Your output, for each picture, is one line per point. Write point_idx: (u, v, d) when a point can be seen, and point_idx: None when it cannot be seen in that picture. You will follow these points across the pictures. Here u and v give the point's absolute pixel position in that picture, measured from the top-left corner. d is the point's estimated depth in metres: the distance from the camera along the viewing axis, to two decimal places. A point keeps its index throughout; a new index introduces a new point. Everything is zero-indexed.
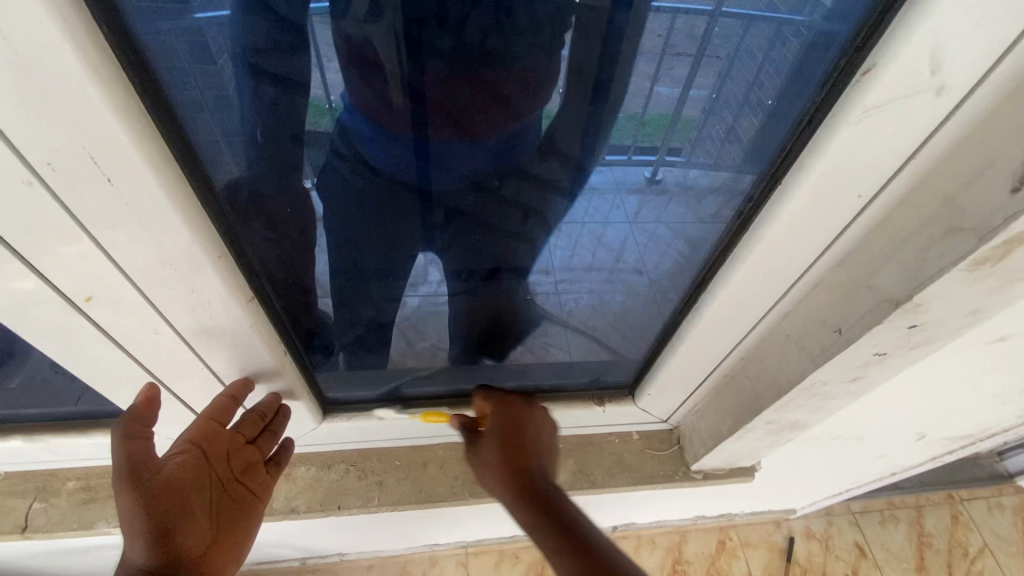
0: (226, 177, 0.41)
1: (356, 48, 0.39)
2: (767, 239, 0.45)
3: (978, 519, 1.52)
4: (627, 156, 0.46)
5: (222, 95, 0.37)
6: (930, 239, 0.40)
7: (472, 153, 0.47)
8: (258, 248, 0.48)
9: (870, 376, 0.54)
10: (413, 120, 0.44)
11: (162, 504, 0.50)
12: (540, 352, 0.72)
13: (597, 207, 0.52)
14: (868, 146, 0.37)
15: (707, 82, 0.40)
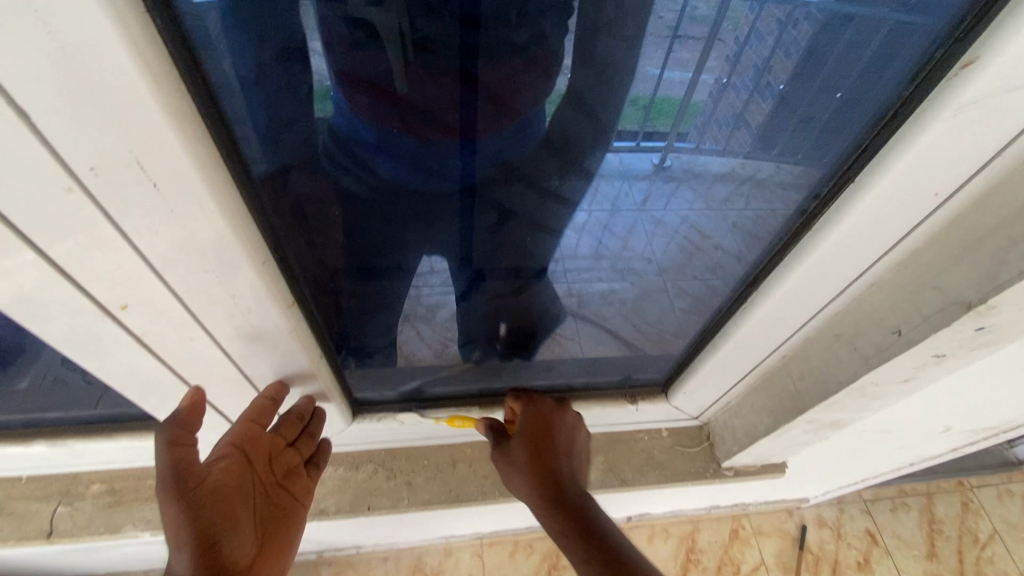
0: (262, 179, 0.39)
1: (351, 33, 0.35)
2: (832, 239, 0.44)
3: (988, 506, 1.53)
4: (635, 143, 0.43)
5: (230, 89, 0.33)
6: (1011, 240, 0.38)
7: (522, 149, 0.45)
8: (301, 250, 0.46)
9: (923, 376, 0.52)
10: (462, 117, 0.42)
11: (210, 509, 0.49)
12: (549, 345, 0.70)
13: (605, 194, 0.49)
14: (955, 143, 0.35)
15: (717, 66, 0.38)
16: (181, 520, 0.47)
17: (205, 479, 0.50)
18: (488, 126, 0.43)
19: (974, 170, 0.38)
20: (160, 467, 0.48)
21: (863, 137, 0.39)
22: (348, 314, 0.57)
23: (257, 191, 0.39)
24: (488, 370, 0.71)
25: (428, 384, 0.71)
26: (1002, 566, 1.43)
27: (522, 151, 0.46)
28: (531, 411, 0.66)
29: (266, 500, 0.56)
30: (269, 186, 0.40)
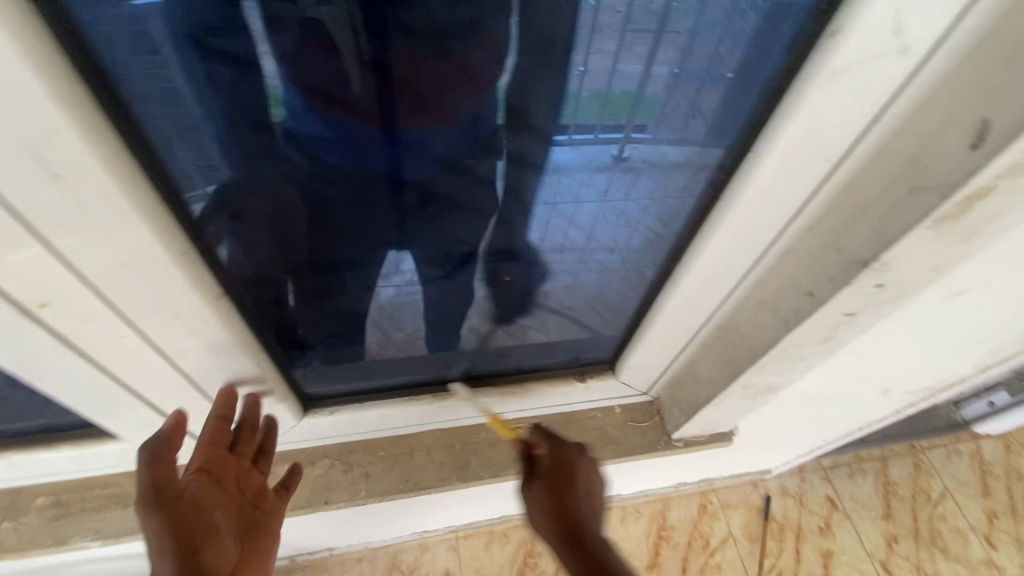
0: (190, 174, 0.40)
1: (310, 39, 0.37)
2: (740, 206, 0.46)
3: (938, 466, 1.61)
4: (593, 135, 0.48)
5: (170, 85, 0.35)
6: (895, 199, 0.41)
7: (444, 137, 0.48)
8: (232, 246, 0.47)
9: (840, 336, 0.56)
10: (381, 108, 0.43)
11: (193, 519, 0.48)
12: (519, 334, 0.74)
13: (567, 187, 0.53)
14: (834, 109, 0.38)
15: (669, 58, 0.41)
16: (165, 529, 0.46)
17: (185, 492, 0.49)
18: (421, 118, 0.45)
19: (856, 136, 0.41)
20: (139, 482, 0.48)
21: (756, 112, 0.41)
22: (283, 309, 0.58)
23: (189, 182, 0.40)
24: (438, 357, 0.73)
25: (381, 376, 0.72)
26: (952, 522, 1.51)
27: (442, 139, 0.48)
28: (553, 454, 0.64)
29: (241, 518, 0.55)
30: (204, 179, 0.41)
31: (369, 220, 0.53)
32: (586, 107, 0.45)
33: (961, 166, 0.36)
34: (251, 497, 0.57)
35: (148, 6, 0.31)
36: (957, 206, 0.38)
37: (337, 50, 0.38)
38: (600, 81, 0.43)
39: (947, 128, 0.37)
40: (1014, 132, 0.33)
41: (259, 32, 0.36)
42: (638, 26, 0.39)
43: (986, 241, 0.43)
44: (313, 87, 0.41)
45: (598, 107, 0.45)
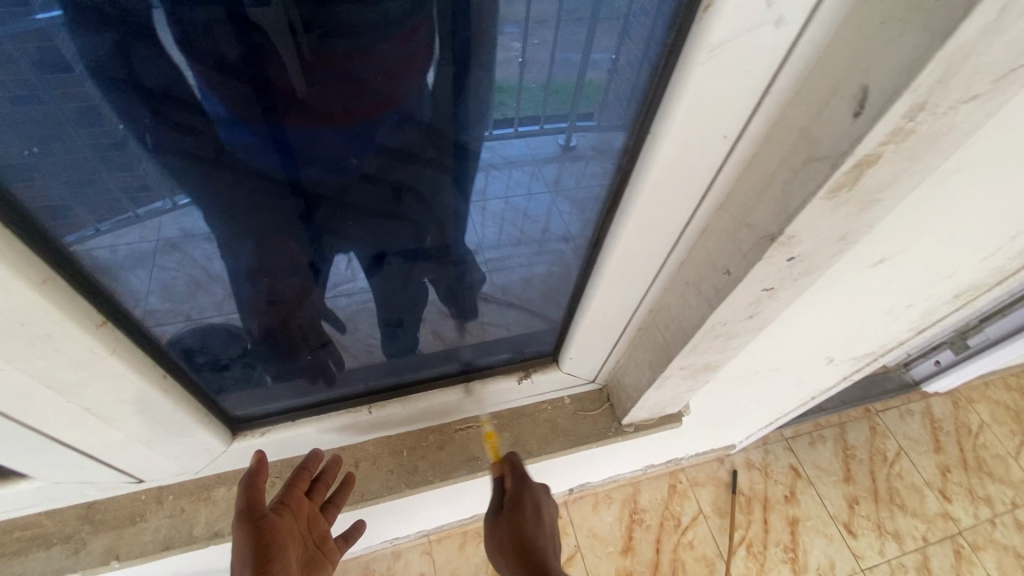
0: (114, 193, 0.40)
1: (202, 43, 0.34)
2: (648, 187, 0.45)
3: (892, 426, 1.67)
4: (539, 125, 0.47)
5: (89, 103, 0.34)
6: (793, 171, 0.41)
7: (346, 141, 0.46)
8: (157, 268, 0.48)
9: (765, 311, 0.56)
10: (260, 105, 0.40)
11: (272, 538, 0.53)
12: (479, 331, 0.73)
13: (518, 180, 0.53)
14: (721, 83, 0.37)
15: (609, 44, 0.39)
16: (248, 544, 0.52)
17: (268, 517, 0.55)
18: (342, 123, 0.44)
19: (750, 110, 0.41)
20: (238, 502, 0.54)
21: (646, 93, 0.41)
22: (200, 323, 0.55)
23: (116, 202, 0.41)
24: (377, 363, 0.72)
25: (308, 391, 0.70)
26: (908, 479, 1.57)
27: (341, 142, 0.46)
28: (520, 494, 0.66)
29: (304, 550, 0.59)
30: (132, 200, 0.42)
31: (268, 232, 0.51)
32: (525, 96, 0.44)
33: (847, 135, 0.36)
34: (315, 538, 0.61)
35: (54, 23, 0.30)
36: (849, 174, 0.38)
37: (276, 54, 0.36)
38: (539, 73, 0.42)
39: (832, 98, 0.37)
40: (891, 97, 0.33)
41: (171, 42, 0.33)
42: (572, 16, 0.37)
43: (885, 208, 0.44)
44: (237, 92, 0.39)
45: (524, 99, 0.44)
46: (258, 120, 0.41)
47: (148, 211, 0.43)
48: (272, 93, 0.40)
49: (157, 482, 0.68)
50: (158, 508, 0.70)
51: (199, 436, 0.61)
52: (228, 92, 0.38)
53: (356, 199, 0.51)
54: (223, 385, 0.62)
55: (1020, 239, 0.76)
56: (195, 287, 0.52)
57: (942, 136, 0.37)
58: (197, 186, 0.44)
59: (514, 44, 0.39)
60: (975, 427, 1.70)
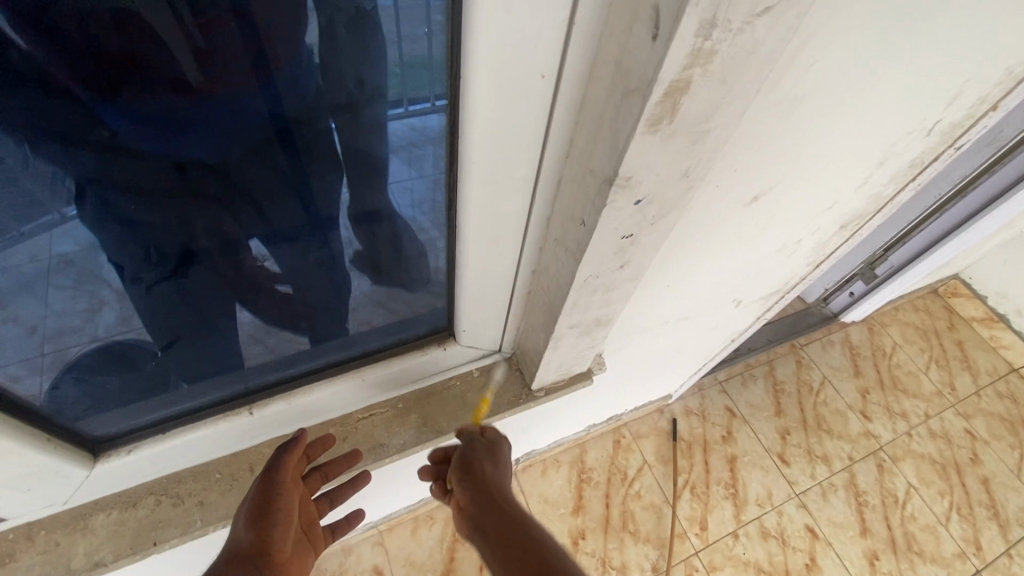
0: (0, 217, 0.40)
1: (39, 27, 0.34)
2: (477, 136, 0.43)
3: (816, 357, 1.76)
4: (431, 103, 0.46)
5: None
6: (616, 106, 0.39)
7: (182, 120, 0.46)
8: (52, 292, 0.50)
9: (635, 259, 0.55)
10: (88, 80, 0.39)
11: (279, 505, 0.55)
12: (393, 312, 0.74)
13: (417, 155, 0.53)
14: (517, 18, 0.35)
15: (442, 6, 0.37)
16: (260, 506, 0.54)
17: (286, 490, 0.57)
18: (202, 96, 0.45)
19: (561, 46, 0.38)
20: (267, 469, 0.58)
21: (448, 51, 0.39)
22: (70, 332, 0.54)
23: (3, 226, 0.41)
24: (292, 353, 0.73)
25: (175, 401, 0.66)
26: (833, 405, 1.67)
27: (175, 122, 0.46)
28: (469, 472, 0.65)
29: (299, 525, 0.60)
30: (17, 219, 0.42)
31: (117, 230, 0.52)
32: (413, 70, 0.43)
33: (651, 61, 0.34)
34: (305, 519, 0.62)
35: None
36: (663, 105, 0.36)
37: (150, 28, 0.37)
38: (417, 45, 0.41)
39: (634, 22, 0.34)
40: (677, 16, 0.31)
41: (9, 28, 0.33)
42: None
43: (720, 139, 0.43)
44: (98, 75, 0.39)
45: (407, 80, 0.45)
46: (123, 102, 0.42)
47: (33, 228, 0.44)
48: (136, 68, 0.40)
49: (22, 519, 0.62)
50: (29, 545, 0.64)
51: (66, 462, 0.56)
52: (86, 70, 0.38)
53: (150, 180, 0.50)
54: (64, 408, 0.57)
55: (888, 165, 0.78)
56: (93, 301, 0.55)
57: (748, 56, 0.36)
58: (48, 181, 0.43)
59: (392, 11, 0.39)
60: (889, 349, 1.81)
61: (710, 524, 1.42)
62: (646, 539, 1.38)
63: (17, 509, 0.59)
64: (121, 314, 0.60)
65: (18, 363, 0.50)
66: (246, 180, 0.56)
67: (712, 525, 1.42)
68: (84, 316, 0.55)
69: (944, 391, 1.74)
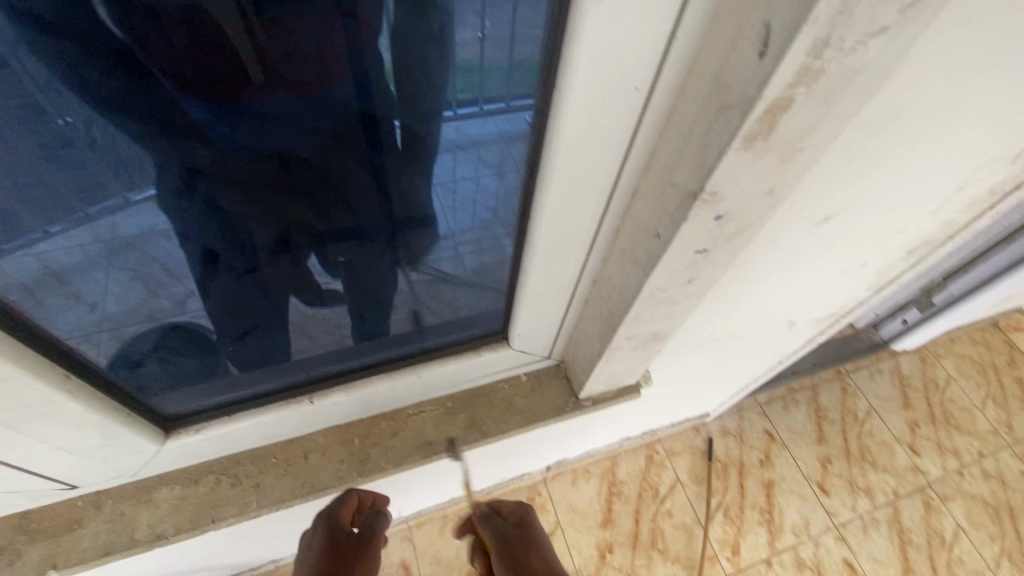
0: (65, 193, 0.43)
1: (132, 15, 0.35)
2: (562, 146, 0.44)
3: (862, 386, 1.69)
4: (492, 108, 0.48)
5: (29, 101, 0.36)
6: (708, 121, 0.39)
7: (267, 114, 0.48)
8: (112, 271, 0.51)
9: (704, 274, 0.54)
10: (177, 71, 0.41)
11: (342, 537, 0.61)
12: (441, 314, 0.75)
13: (474, 162, 0.55)
14: (621, 30, 0.35)
15: (540, 21, 0.38)
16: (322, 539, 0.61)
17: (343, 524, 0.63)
18: (280, 91, 0.46)
19: (658, 59, 0.39)
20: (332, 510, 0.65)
21: (544, 51, 0.39)
22: (129, 318, 0.56)
23: (66, 203, 0.43)
24: (348, 348, 0.74)
25: (244, 384, 0.69)
26: (879, 436, 1.59)
27: (261, 115, 0.48)
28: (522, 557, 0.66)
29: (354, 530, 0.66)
30: (83, 200, 0.44)
31: (191, 218, 0.54)
32: (491, 72, 0.44)
33: (755, 78, 0.34)
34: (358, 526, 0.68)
35: None
36: (762, 122, 0.36)
37: (218, 27, 0.38)
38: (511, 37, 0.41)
39: (739, 38, 0.34)
40: (791, 33, 0.31)
41: (105, 14, 0.35)
42: None
43: (811, 158, 0.42)
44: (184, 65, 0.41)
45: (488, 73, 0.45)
46: (204, 92, 0.43)
47: (99, 210, 0.45)
48: (214, 60, 0.41)
49: (92, 488, 0.65)
50: (96, 513, 0.67)
51: (127, 440, 0.59)
52: (171, 63, 0.40)
53: (258, 170, 0.53)
54: (144, 385, 0.61)
55: (967, 190, 0.75)
56: (155, 283, 0.56)
57: (854, 76, 0.35)
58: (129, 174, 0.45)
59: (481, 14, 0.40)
60: (942, 382, 1.72)
61: (743, 549, 1.38)
62: (675, 559, 1.36)
63: (81, 478, 0.62)
64: (182, 296, 0.60)
65: (80, 337, 0.52)
66: (346, 176, 0.58)
67: (745, 550, 1.38)
68: (148, 303, 0.57)
69: (1001, 430, 1.64)
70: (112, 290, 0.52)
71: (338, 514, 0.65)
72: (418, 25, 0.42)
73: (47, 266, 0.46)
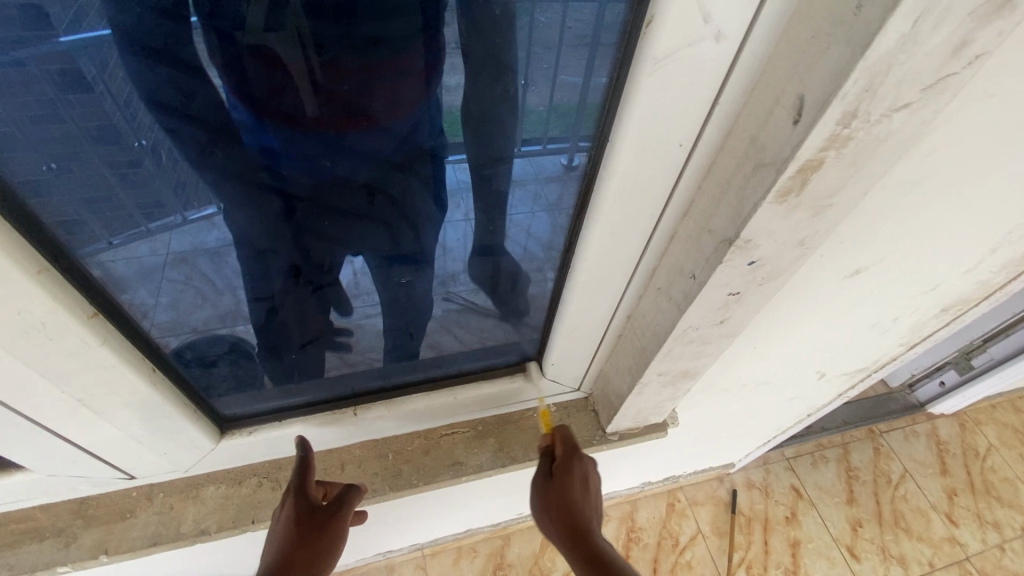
0: (128, 207, 0.48)
1: (228, 54, 0.44)
2: (611, 193, 0.49)
3: (897, 448, 1.64)
4: (542, 146, 0.54)
5: (108, 122, 0.42)
6: (745, 176, 0.43)
7: (333, 148, 0.55)
8: (166, 283, 0.55)
9: (736, 316, 0.57)
10: (259, 104, 0.50)
11: (307, 522, 0.61)
12: (478, 341, 0.79)
13: (523, 198, 0.60)
14: (670, 96, 0.40)
15: (603, 73, 0.44)
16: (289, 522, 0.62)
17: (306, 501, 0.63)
18: (349, 127, 0.54)
19: (702, 120, 0.44)
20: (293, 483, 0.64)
21: (603, 103, 0.46)
22: (179, 326, 0.60)
23: (129, 218, 0.48)
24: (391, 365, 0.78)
25: (296, 393, 0.74)
26: (913, 502, 1.53)
27: (325, 151, 0.55)
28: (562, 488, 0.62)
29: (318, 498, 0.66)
30: (147, 215, 0.49)
31: (273, 233, 0.61)
32: (534, 117, 0.51)
33: (789, 141, 0.38)
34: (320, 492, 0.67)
35: (75, 40, 0.37)
36: (795, 180, 0.40)
37: (285, 62, 0.46)
38: (572, 94, 0.47)
39: (776, 107, 0.39)
40: (823, 105, 0.35)
41: (205, 53, 0.43)
42: (578, 43, 0.43)
43: (841, 213, 0.46)
44: (266, 98, 0.50)
45: (552, 121, 0.50)
46: (277, 121, 0.52)
47: (160, 226, 0.51)
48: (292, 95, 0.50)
49: (147, 480, 0.70)
50: (147, 505, 0.72)
51: (187, 435, 0.64)
52: (251, 98, 0.49)
53: (330, 196, 0.60)
54: (212, 384, 0.67)
55: (1001, 252, 0.76)
56: (203, 297, 0.60)
57: (881, 144, 0.39)
58: (184, 194, 0.51)
59: (552, 70, 0.46)
60: (983, 450, 1.65)
61: None
62: None
63: (137, 470, 0.66)
64: (226, 310, 0.65)
65: (157, 329, 0.58)
66: (411, 205, 0.63)
67: None
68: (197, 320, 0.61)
69: None
70: (167, 304, 0.57)
71: (303, 486, 0.64)
72: (495, 80, 0.49)
73: (109, 273, 0.50)
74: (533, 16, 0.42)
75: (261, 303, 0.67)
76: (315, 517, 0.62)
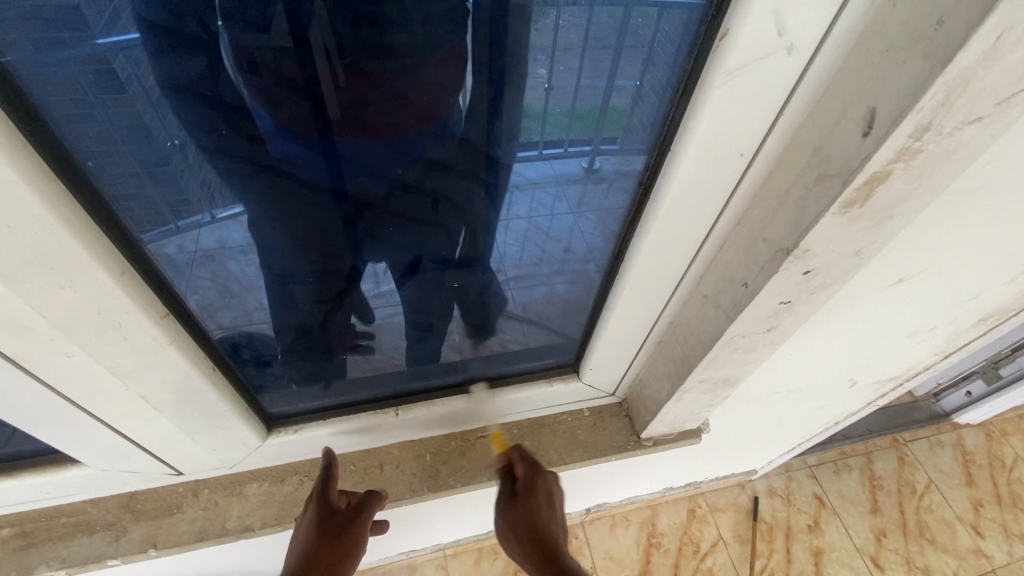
0: (158, 206, 0.46)
1: (256, 63, 0.44)
2: (668, 202, 0.49)
3: (921, 458, 1.61)
4: (562, 149, 0.53)
5: (137, 122, 0.41)
6: (808, 186, 0.43)
7: (384, 152, 0.54)
8: (196, 280, 0.53)
9: (783, 325, 0.58)
10: (318, 120, 0.49)
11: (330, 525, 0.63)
12: (520, 343, 0.78)
13: (541, 200, 0.60)
14: (737, 107, 0.41)
15: (633, 72, 0.45)
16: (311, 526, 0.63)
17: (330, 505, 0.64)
18: (412, 130, 0.53)
19: (765, 130, 0.44)
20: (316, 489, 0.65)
21: (670, 113, 0.45)
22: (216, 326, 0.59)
23: (161, 216, 0.46)
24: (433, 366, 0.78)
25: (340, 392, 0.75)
26: (939, 513, 1.51)
27: (386, 160, 0.55)
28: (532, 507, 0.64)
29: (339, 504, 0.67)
30: (175, 213, 0.47)
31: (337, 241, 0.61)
32: (552, 122, 0.50)
33: (857, 153, 0.38)
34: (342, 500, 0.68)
35: (112, 43, 0.36)
36: (861, 191, 0.40)
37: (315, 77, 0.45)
38: (595, 94, 0.47)
39: (844, 118, 0.39)
40: (896, 120, 0.35)
41: (229, 62, 0.43)
42: (598, 44, 0.43)
43: (900, 224, 0.46)
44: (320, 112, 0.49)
45: (604, 124, 0.50)
46: (334, 133, 0.51)
47: (187, 223, 0.49)
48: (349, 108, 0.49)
49: (194, 477, 0.72)
50: (193, 500, 0.74)
51: (236, 434, 0.66)
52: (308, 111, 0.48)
53: (401, 206, 0.59)
54: (263, 383, 0.69)
55: None
56: (226, 295, 0.58)
57: (949, 155, 0.39)
58: (215, 195, 0.50)
59: (575, 73, 0.46)
60: (1010, 461, 1.63)
61: None
62: None
63: (187, 466, 0.68)
64: (251, 308, 0.62)
65: (202, 307, 0.56)
66: (475, 213, 0.61)
67: None
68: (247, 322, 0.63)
69: None
70: (196, 305, 0.55)
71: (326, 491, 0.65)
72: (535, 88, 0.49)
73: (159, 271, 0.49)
74: (555, 22, 0.42)
75: (321, 305, 0.68)
76: (336, 521, 0.63)
